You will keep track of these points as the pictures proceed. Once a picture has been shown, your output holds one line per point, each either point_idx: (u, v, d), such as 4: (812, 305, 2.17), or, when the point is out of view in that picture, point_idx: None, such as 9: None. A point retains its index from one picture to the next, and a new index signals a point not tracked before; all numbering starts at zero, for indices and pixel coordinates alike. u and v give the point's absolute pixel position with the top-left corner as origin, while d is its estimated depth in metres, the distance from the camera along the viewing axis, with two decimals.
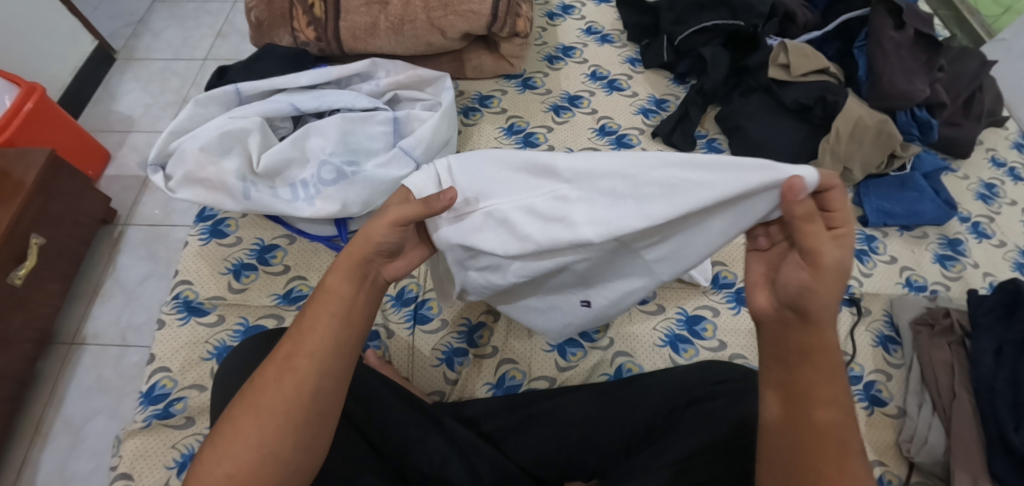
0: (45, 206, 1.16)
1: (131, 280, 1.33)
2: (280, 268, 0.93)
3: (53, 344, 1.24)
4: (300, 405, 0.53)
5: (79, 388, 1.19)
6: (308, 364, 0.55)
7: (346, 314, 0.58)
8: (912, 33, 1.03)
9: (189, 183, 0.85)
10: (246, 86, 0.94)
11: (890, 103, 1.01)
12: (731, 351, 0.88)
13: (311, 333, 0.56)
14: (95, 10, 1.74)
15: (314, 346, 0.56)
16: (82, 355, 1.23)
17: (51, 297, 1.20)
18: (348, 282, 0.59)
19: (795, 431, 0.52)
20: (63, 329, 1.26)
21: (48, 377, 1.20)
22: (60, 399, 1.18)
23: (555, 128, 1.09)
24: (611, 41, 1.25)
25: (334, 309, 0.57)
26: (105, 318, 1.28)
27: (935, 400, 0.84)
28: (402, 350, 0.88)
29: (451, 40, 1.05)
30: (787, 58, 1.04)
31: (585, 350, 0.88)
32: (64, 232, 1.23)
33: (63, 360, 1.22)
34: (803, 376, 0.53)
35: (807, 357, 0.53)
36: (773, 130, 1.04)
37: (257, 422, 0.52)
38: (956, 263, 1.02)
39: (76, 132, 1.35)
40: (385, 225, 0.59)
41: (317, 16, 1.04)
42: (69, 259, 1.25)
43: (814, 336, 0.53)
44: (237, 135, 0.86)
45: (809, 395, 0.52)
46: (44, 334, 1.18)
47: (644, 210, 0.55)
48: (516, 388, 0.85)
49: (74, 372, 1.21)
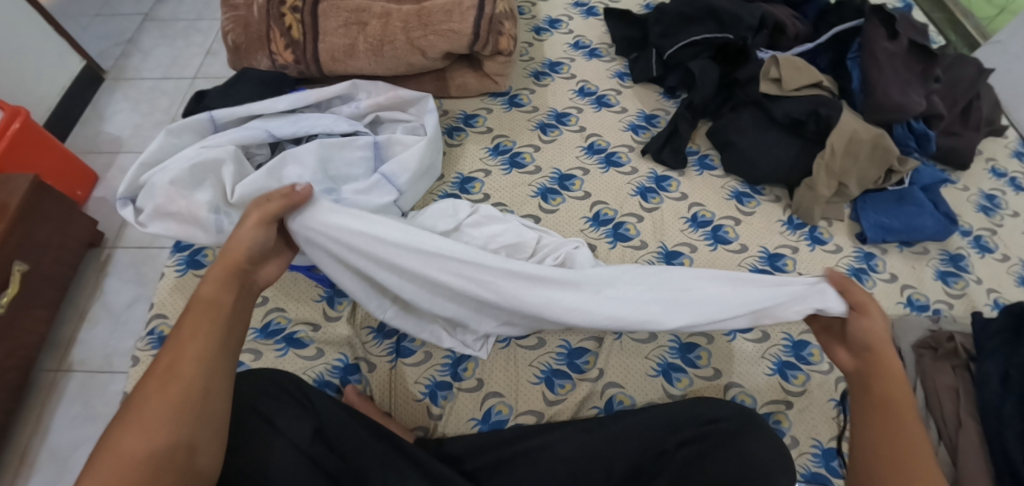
0: (29, 231, 1.13)
1: (119, 304, 1.30)
2: (258, 299, 0.91)
3: (40, 370, 1.21)
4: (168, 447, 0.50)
5: (66, 416, 1.16)
6: (187, 385, 0.53)
7: (175, 377, 0.53)
8: (906, 43, 1.01)
9: (160, 217, 0.82)
10: (221, 113, 0.91)
11: (885, 116, 0.98)
12: (726, 380, 0.86)
13: (179, 355, 0.55)
14: (85, 30, 1.64)
15: (183, 366, 0.54)
16: (67, 382, 1.20)
17: (36, 324, 1.17)
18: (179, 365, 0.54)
19: (871, 449, 0.59)
20: (50, 354, 1.23)
21: (34, 405, 1.17)
22: (46, 428, 1.14)
23: (542, 147, 1.07)
24: (600, 55, 1.22)
25: (171, 389, 0.53)
26: (93, 345, 1.25)
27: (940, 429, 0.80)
28: (383, 384, 0.85)
29: (433, 59, 1.02)
30: (779, 71, 1.01)
31: (574, 382, 0.85)
32: (51, 256, 1.20)
33: (50, 387, 1.19)
34: (866, 420, 0.61)
35: (882, 406, 0.61)
36: (766, 145, 1.01)
37: (128, 442, 0.49)
38: (959, 279, 0.98)
39: (63, 153, 1.31)
40: (252, 226, 0.66)
41: (296, 38, 1.01)
42: (56, 285, 1.22)
43: (866, 331, 0.66)
44: (210, 167, 0.83)
45: (886, 404, 0.61)
46: (29, 360, 1.15)
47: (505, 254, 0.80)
48: (502, 423, 0.82)
49: (60, 401, 1.17)
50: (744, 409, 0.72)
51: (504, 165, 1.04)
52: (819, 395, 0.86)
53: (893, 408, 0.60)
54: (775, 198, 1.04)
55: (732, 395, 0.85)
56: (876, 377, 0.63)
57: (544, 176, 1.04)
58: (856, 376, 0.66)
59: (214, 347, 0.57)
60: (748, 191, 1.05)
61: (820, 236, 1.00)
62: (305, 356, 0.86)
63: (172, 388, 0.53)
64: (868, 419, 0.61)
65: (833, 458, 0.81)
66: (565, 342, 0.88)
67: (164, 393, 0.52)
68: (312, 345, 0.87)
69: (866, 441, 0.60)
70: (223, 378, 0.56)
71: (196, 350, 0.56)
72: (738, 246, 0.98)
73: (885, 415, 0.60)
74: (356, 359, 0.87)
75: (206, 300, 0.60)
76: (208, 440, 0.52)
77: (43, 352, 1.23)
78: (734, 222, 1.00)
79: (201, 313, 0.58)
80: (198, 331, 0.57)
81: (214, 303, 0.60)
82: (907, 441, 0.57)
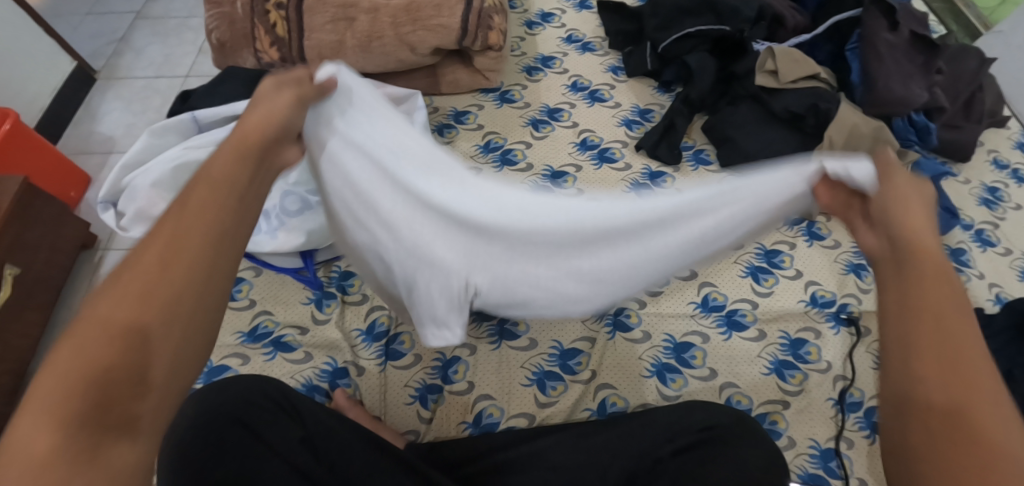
0: (20, 233, 1.11)
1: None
2: (245, 303, 0.89)
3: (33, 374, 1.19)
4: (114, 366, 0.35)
5: None
6: (171, 280, 0.40)
7: (155, 274, 0.40)
8: (906, 33, 0.98)
9: (143, 220, 0.80)
10: (203, 113, 0.87)
11: (888, 109, 0.96)
12: (722, 380, 0.84)
13: (158, 247, 0.41)
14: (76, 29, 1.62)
15: (172, 260, 0.40)
16: None
17: (28, 328, 1.15)
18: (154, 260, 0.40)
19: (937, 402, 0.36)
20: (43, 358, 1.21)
21: None
22: None
23: (534, 143, 1.05)
24: (593, 49, 1.20)
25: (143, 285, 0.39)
26: None
27: None
28: (373, 388, 0.83)
29: (422, 55, 1.00)
30: (775, 64, 0.99)
31: (566, 384, 0.83)
32: (42, 259, 1.18)
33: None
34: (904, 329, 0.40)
35: (951, 357, 0.37)
36: (764, 140, 0.99)
37: (75, 354, 0.35)
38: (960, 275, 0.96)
39: (53, 155, 1.29)
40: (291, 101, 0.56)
41: (281, 35, 0.99)
42: (48, 288, 1.21)
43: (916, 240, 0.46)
44: (192, 169, 0.80)
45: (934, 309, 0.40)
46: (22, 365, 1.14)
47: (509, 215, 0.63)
48: (494, 426, 0.80)
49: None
50: (738, 416, 0.71)
51: (494, 162, 1.02)
52: (817, 394, 0.84)
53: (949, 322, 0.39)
54: None
55: (728, 395, 0.83)
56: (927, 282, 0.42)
57: (535, 174, 1.02)
58: (889, 256, 0.47)
59: (214, 245, 0.43)
60: None
61: (818, 231, 0.99)
62: (293, 360, 0.84)
63: (152, 286, 0.39)
64: (904, 321, 0.41)
65: (832, 459, 0.79)
66: (556, 343, 0.87)
67: (140, 297, 0.38)
68: (300, 349, 0.85)
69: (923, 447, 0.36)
70: (216, 287, 0.42)
71: (189, 245, 0.42)
72: None
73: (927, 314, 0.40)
74: (344, 363, 0.85)
75: (214, 175, 0.46)
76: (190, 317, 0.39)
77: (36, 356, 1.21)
78: None
79: (198, 201, 0.44)
80: (197, 218, 0.43)
81: (228, 190, 0.46)
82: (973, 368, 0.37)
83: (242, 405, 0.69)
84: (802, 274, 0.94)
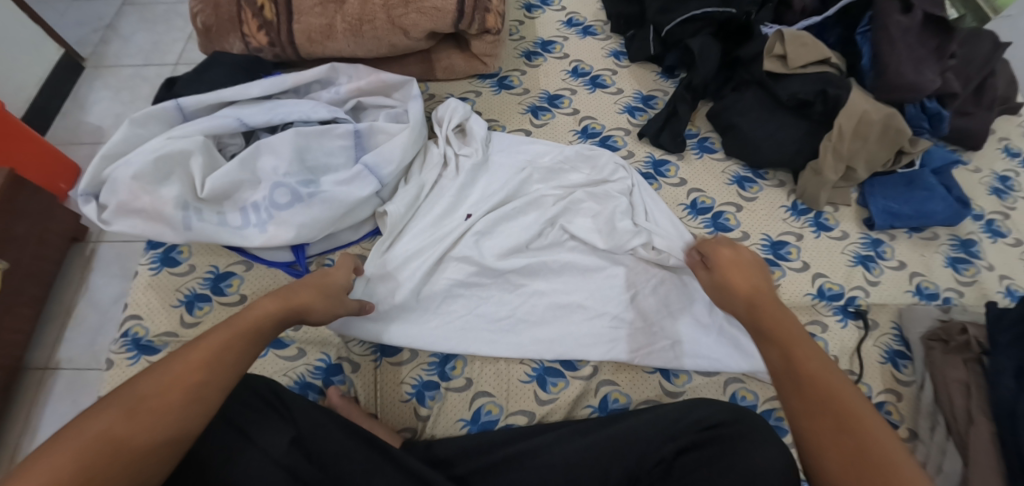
0: (9, 226, 1.09)
1: (105, 300, 1.26)
2: (236, 298, 0.86)
3: (27, 369, 1.17)
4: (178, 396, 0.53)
5: (54, 415, 1.13)
6: (228, 357, 0.58)
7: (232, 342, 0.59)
8: (921, 17, 0.94)
9: (126, 213, 0.77)
10: (189, 100, 0.85)
11: (897, 96, 0.93)
12: (726, 376, 0.82)
13: (199, 355, 0.56)
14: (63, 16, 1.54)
15: (215, 359, 0.56)
16: (55, 381, 1.16)
17: (20, 323, 1.13)
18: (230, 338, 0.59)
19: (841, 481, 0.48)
20: (37, 352, 1.19)
21: (22, 404, 1.14)
22: (35, 427, 1.12)
23: (534, 131, 1.02)
24: (594, 32, 1.16)
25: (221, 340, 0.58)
26: (78, 343, 1.21)
27: (950, 424, 0.76)
28: (368, 385, 0.82)
29: (416, 39, 0.96)
30: (784, 48, 0.95)
31: (567, 380, 0.81)
32: (31, 253, 1.16)
33: (37, 386, 1.16)
34: (824, 430, 0.51)
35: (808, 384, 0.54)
36: (771, 128, 0.96)
37: (96, 428, 0.50)
38: (970, 266, 0.94)
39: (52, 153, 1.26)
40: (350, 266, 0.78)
41: (268, 19, 0.95)
42: (39, 282, 1.18)
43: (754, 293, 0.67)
44: (177, 159, 0.78)
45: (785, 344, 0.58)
46: (14, 360, 1.12)
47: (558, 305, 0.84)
48: (492, 424, 0.78)
49: (48, 400, 1.14)
50: (744, 413, 0.68)
51: None
52: None
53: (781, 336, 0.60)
54: (778, 183, 0.99)
55: (732, 391, 0.81)
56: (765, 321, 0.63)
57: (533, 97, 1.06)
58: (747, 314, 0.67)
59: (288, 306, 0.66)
60: (750, 176, 0.99)
61: (825, 222, 0.96)
62: (286, 356, 0.82)
63: (214, 359, 0.57)
64: (826, 433, 0.51)
65: None
66: None
67: (171, 386, 0.54)
68: (293, 345, 0.83)
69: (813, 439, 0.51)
70: (248, 350, 0.60)
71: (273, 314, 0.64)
72: (739, 234, 0.94)
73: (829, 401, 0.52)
74: (339, 359, 0.83)
75: (251, 319, 0.62)
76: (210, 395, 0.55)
77: (29, 351, 1.19)
78: (736, 208, 0.96)
79: (248, 323, 0.61)
80: (225, 348, 0.58)
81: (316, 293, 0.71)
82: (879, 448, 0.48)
83: (232, 407, 0.67)
84: (809, 266, 0.92)
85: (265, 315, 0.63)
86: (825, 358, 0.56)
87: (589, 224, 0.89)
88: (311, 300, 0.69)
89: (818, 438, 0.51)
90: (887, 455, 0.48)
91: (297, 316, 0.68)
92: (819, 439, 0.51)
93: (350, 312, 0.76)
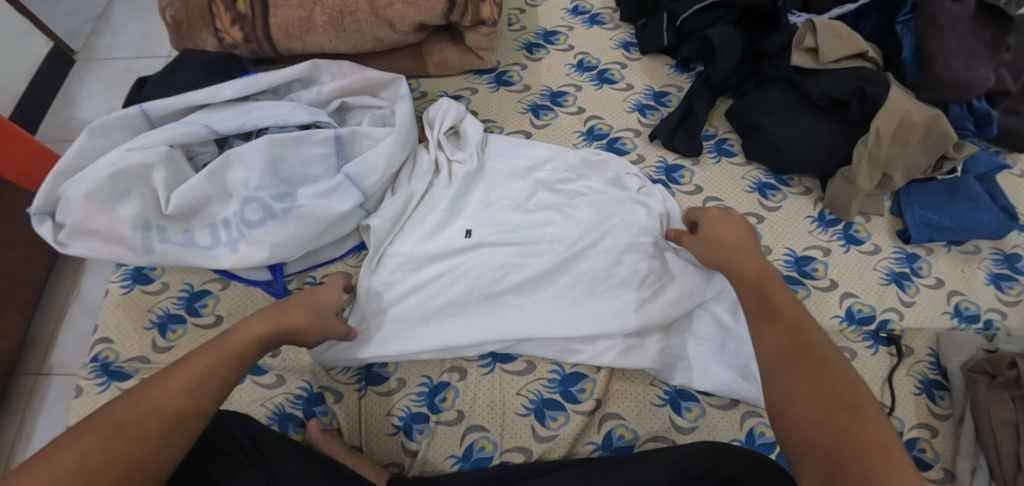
0: None
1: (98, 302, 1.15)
2: (211, 320, 0.80)
3: (19, 374, 1.09)
4: (157, 421, 0.49)
5: (47, 423, 1.04)
6: (213, 379, 0.53)
7: (223, 361, 0.55)
8: (973, 4, 0.83)
9: (82, 235, 0.72)
10: (153, 106, 0.78)
11: (945, 94, 0.83)
12: (743, 410, 0.75)
13: (179, 381, 0.52)
14: (52, 7, 1.44)
15: (198, 384, 0.52)
16: (48, 388, 1.07)
17: (8, 329, 1.04)
18: (216, 360, 0.55)
19: (802, 412, 0.52)
20: (28, 357, 1.10)
21: (13, 413, 1.05)
22: (28, 435, 1.03)
23: (534, 133, 0.93)
24: (602, 21, 1.06)
25: (210, 360, 0.54)
26: (72, 346, 1.11)
27: (993, 469, 0.68)
28: (352, 417, 0.75)
29: (403, 33, 0.87)
30: (814, 40, 0.85)
31: (567, 414, 0.74)
32: (19, 257, 1.07)
33: (30, 394, 1.07)
34: (797, 380, 0.53)
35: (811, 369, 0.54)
36: (797, 130, 0.86)
37: (66, 458, 0.45)
38: (1014, 284, 0.84)
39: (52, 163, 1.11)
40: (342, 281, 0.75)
41: (242, 12, 0.86)
42: (27, 288, 1.08)
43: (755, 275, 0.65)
44: (136, 174, 0.72)
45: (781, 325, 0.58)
46: (4, 366, 1.03)
47: (553, 326, 0.76)
48: (486, 462, 0.72)
49: (40, 408, 1.05)
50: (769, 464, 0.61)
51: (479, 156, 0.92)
52: None
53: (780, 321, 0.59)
54: (804, 190, 0.90)
55: (749, 427, 0.74)
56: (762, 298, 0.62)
57: (534, 93, 0.98)
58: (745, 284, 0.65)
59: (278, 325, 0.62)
60: (772, 182, 0.91)
61: (855, 234, 0.87)
62: (264, 384, 0.76)
63: (199, 380, 0.52)
64: (797, 384, 0.53)
65: None
66: (558, 367, 0.78)
67: (151, 409, 0.49)
68: (271, 372, 0.77)
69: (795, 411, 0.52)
70: (235, 373, 0.56)
71: (264, 335, 0.60)
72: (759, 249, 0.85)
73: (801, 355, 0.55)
74: (320, 388, 0.77)
75: (236, 344, 0.57)
76: (196, 424, 0.51)
77: (22, 355, 1.10)
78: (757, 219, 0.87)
79: (231, 348, 0.57)
80: (208, 374, 0.53)
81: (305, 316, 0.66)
82: (839, 393, 0.51)
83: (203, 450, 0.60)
84: (837, 284, 0.83)
85: (253, 337, 0.59)
86: (812, 325, 0.58)
87: (596, 233, 0.80)
88: (302, 323, 0.65)
89: (783, 373, 0.54)
90: (846, 394, 0.51)
91: (285, 340, 0.63)
92: (800, 413, 0.52)
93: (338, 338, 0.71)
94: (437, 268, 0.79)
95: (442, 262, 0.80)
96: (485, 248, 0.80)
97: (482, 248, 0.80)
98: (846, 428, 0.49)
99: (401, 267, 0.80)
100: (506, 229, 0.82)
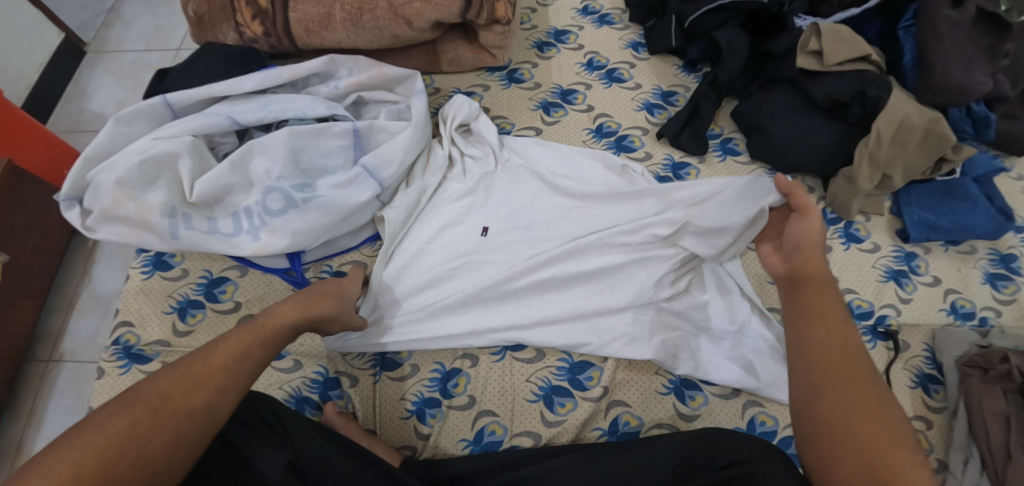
0: (13, 217, 1.01)
1: (109, 292, 1.16)
2: (230, 305, 0.83)
3: (30, 360, 1.09)
4: (202, 394, 0.52)
5: (59, 408, 1.05)
6: (252, 359, 0.56)
7: (262, 344, 0.58)
8: (973, 12, 0.85)
9: (110, 220, 0.74)
10: (177, 96, 0.81)
11: (942, 98, 0.87)
12: (744, 399, 0.77)
13: (222, 358, 0.54)
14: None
15: (237, 361, 0.55)
16: (59, 374, 1.08)
17: (21, 316, 1.04)
18: (253, 343, 0.57)
19: (832, 415, 0.52)
20: (38, 344, 1.11)
21: (25, 400, 1.06)
22: (40, 419, 1.04)
23: (544, 130, 0.96)
24: (611, 22, 1.09)
25: (247, 342, 0.57)
26: (83, 333, 1.12)
27: (984, 459, 0.70)
28: (365, 401, 0.78)
29: (420, 30, 0.90)
30: (819, 43, 0.88)
31: (575, 401, 0.77)
32: (31, 244, 1.07)
33: (40, 380, 1.07)
34: (830, 391, 0.53)
35: (843, 368, 0.54)
36: (801, 131, 0.89)
37: (118, 425, 0.48)
38: (1009, 283, 0.86)
39: (69, 153, 1.14)
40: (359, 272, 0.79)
41: (263, 7, 0.89)
42: (39, 275, 1.09)
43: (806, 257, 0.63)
44: (162, 162, 0.75)
45: (814, 310, 0.58)
46: (18, 353, 1.03)
47: (570, 309, 0.80)
48: (496, 445, 0.74)
49: (51, 394, 1.06)
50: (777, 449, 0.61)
51: None
52: None
53: (818, 311, 0.58)
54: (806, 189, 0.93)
55: (751, 416, 0.76)
56: (806, 283, 0.61)
57: (545, 91, 1.00)
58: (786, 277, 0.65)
59: (306, 310, 0.65)
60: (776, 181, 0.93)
61: (856, 233, 0.90)
62: (282, 368, 0.79)
63: (238, 358, 0.55)
64: (833, 393, 0.53)
65: None
66: (566, 356, 0.80)
67: (194, 382, 0.52)
68: (289, 357, 0.80)
69: (825, 414, 0.52)
70: (270, 350, 0.59)
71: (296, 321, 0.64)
72: None
73: (834, 356, 0.54)
74: (336, 373, 0.79)
75: (271, 327, 0.60)
76: (236, 398, 0.54)
77: (32, 342, 1.10)
78: None
79: (262, 333, 0.59)
80: (246, 354, 0.56)
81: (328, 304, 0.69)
82: (869, 393, 0.52)
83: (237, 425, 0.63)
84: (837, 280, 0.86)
85: (281, 322, 0.62)
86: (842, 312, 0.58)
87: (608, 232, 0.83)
88: (328, 311, 0.68)
89: (816, 367, 0.55)
90: (874, 401, 0.52)
91: (314, 326, 0.67)
92: (827, 412, 0.52)
93: (355, 329, 0.74)
94: (451, 262, 0.82)
95: (455, 257, 0.82)
96: (495, 246, 0.83)
97: (494, 244, 0.83)
98: (876, 440, 0.49)
99: (416, 256, 0.83)
100: (517, 224, 0.85)
